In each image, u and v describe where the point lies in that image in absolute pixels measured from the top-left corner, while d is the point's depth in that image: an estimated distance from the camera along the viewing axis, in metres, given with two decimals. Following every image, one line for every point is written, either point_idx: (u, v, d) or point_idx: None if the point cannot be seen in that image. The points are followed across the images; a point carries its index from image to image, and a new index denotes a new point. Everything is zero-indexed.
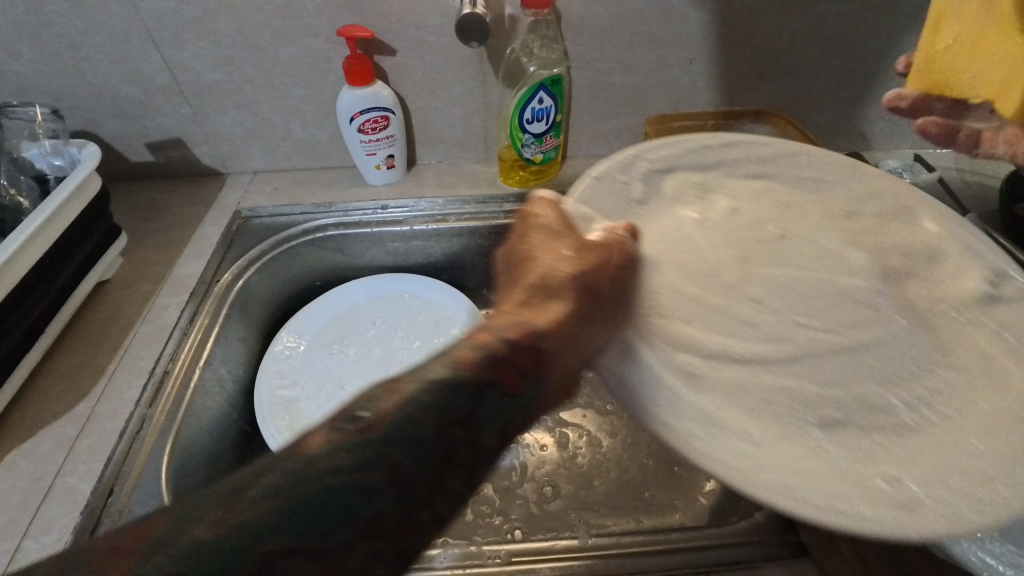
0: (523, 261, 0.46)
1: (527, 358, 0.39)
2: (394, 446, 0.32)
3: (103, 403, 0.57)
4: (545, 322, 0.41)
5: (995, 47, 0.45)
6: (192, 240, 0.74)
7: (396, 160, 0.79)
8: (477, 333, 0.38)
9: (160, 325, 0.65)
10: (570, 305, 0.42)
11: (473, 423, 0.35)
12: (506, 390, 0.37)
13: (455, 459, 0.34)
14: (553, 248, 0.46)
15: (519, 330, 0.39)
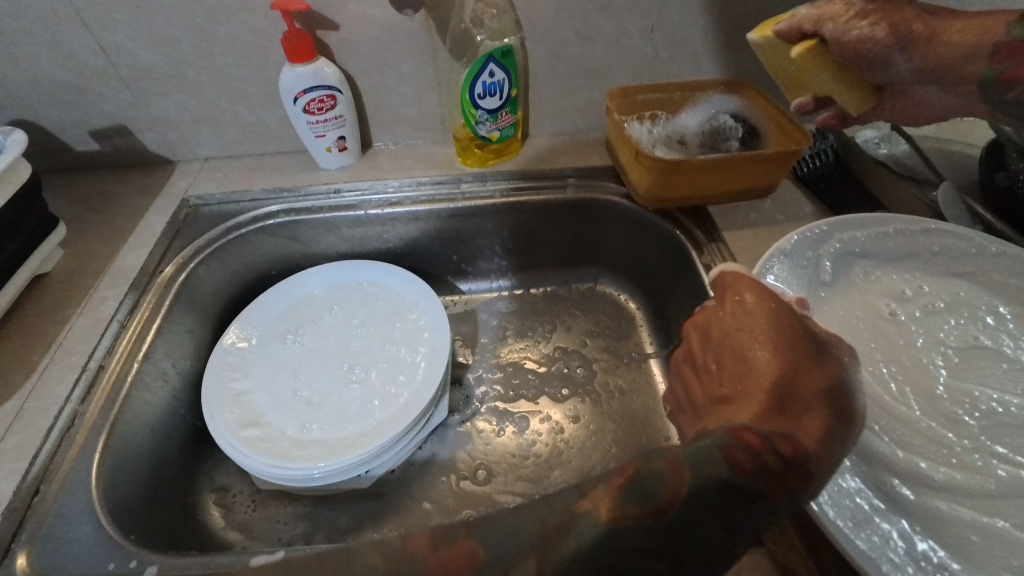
0: (731, 339, 0.43)
1: (794, 469, 0.35)
2: (680, 536, 0.32)
3: (33, 400, 0.55)
4: (809, 427, 0.36)
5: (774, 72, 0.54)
6: (136, 231, 0.72)
7: (348, 142, 0.76)
8: (741, 432, 0.35)
9: (97, 318, 0.62)
10: (813, 398, 0.38)
11: (730, 533, 0.33)
12: (772, 501, 0.34)
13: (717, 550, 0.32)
14: (760, 335, 0.42)
15: (774, 434, 0.36)
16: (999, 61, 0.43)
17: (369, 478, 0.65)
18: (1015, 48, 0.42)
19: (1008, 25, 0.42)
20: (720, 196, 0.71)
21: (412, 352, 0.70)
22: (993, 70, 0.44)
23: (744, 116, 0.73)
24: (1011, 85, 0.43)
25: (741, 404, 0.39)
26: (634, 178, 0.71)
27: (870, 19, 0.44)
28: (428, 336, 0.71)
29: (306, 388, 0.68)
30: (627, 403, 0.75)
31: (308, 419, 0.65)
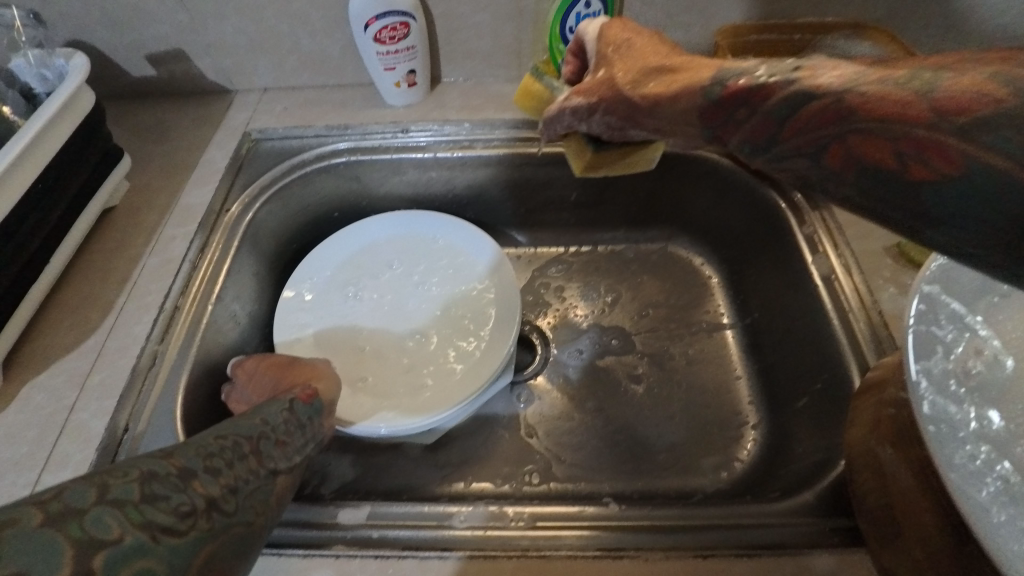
0: (286, 365, 0.55)
1: (304, 390, 0.50)
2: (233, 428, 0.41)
3: (113, 338, 0.55)
4: (316, 371, 0.54)
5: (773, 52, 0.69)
6: (198, 165, 0.69)
7: (417, 77, 0.70)
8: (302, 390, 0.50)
9: (167, 258, 0.61)
10: (323, 366, 0.55)
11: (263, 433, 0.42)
12: (303, 401, 0.48)
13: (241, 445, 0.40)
14: (263, 361, 0.56)
15: (300, 384, 0.51)
16: (708, 121, 0.38)
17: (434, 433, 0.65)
18: (712, 110, 0.37)
19: (704, 86, 0.37)
20: None
21: (478, 317, 0.68)
22: (708, 130, 0.38)
23: None
24: (726, 142, 0.38)
25: (302, 374, 0.53)
26: None
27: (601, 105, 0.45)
28: (496, 306, 0.68)
29: (363, 337, 0.67)
30: (695, 374, 0.72)
31: (363, 372, 0.64)
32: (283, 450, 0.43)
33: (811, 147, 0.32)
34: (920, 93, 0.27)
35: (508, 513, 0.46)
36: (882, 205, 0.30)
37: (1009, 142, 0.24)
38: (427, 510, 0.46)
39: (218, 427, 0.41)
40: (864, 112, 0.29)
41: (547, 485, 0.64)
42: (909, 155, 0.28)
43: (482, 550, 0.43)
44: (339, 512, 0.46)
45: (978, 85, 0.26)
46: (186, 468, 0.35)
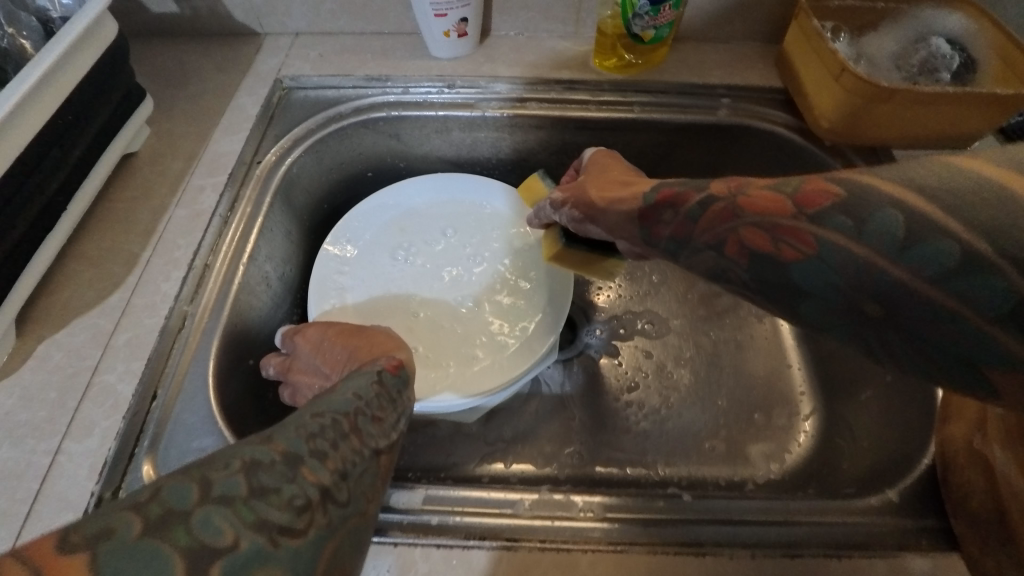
0: (355, 334, 0.50)
1: (388, 360, 0.44)
2: (324, 404, 0.36)
3: (139, 294, 0.50)
4: (391, 343, 0.48)
5: (852, 20, 0.65)
6: (226, 112, 0.63)
7: (469, 26, 0.64)
8: (387, 360, 0.44)
9: (196, 211, 0.55)
10: (398, 338, 0.49)
11: (357, 409, 0.36)
12: (391, 372, 0.42)
13: (338, 424, 0.34)
14: (330, 330, 0.51)
15: (381, 354, 0.45)
16: (643, 221, 0.43)
17: (476, 411, 0.62)
18: (647, 211, 0.42)
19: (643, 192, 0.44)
20: (918, 141, 0.60)
21: (537, 298, 0.64)
22: (643, 229, 0.43)
23: (961, 42, 0.62)
24: (657, 241, 0.42)
25: (378, 344, 0.47)
26: (818, 109, 0.60)
27: (566, 202, 0.52)
28: (549, 283, 0.65)
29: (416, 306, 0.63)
30: (745, 359, 0.69)
31: (414, 341, 0.61)
32: (382, 425, 0.37)
33: (715, 242, 0.38)
34: (783, 196, 0.35)
35: (575, 502, 0.43)
36: (775, 295, 0.35)
37: (845, 224, 0.31)
38: (487, 496, 0.43)
39: (311, 405, 0.35)
40: (749, 208, 0.36)
41: (589, 468, 0.61)
42: (782, 241, 0.34)
43: (552, 542, 0.39)
44: (393, 494, 0.42)
45: (822, 184, 0.34)
46: (292, 452, 0.30)
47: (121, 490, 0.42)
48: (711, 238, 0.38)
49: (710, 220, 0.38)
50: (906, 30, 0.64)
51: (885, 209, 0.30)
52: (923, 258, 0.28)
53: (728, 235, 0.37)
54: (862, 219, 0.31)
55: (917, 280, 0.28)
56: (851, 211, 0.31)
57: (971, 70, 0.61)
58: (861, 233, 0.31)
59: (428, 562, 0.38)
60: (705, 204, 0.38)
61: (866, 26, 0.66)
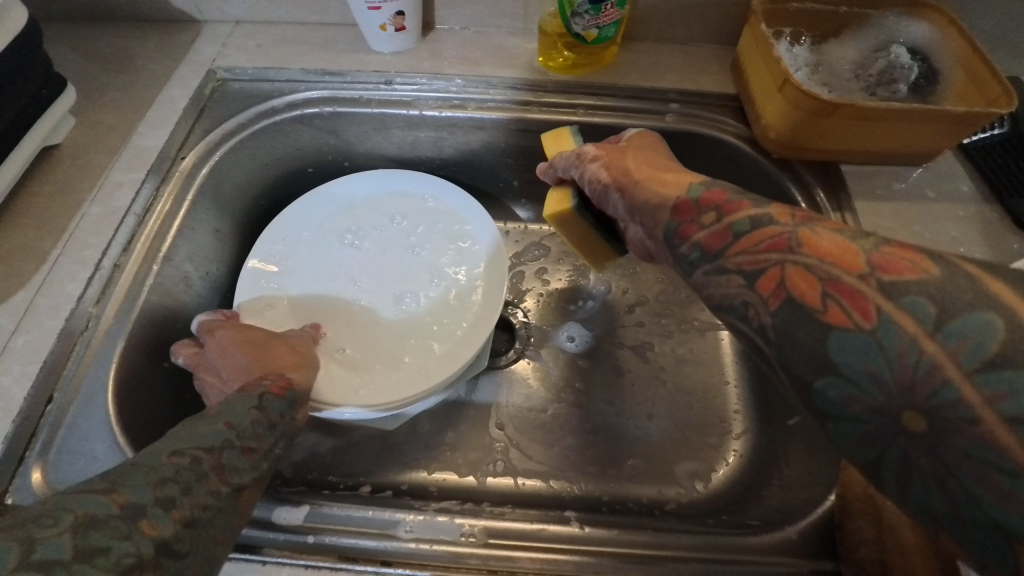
0: (264, 342, 0.49)
1: (278, 382, 0.43)
2: (189, 438, 0.35)
3: (44, 294, 0.49)
4: (293, 364, 0.47)
5: (814, 22, 0.61)
6: (156, 103, 0.61)
7: (407, 20, 0.62)
8: (279, 382, 0.43)
9: (111, 207, 0.54)
10: (302, 360, 0.48)
11: (225, 447, 0.36)
12: (275, 395, 0.42)
13: (196, 465, 0.34)
14: (246, 336, 0.49)
15: (273, 373, 0.45)
16: (678, 215, 0.39)
17: (395, 420, 0.61)
18: (683, 208, 0.39)
19: (691, 184, 0.40)
20: (867, 154, 0.57)
21: (464, 302, 0.61)
22: (673, 222, 0.39)
23: (925, 52, 0.58)
24: (680, 243, 0.38)
25: (283, 363, 0.47)
26: (767, 119, 0.57)
27: (599, 161, 0.47)
28: (483, 284, 0.62)
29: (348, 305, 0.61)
30: (685, 374, 0.67)
31: (342, 341, 0.59)
32: (254, 459, 0.37)
33: (754, 267, 0.33)
34: (860, 249, 0.30)
35: (460, 528, 0.42)
36: (792, 347, 0.31)
37: (925, 310, 0.27)
38: (371, 517, 0.42)
39: (171, 442, 0.35)
40: (808, 247, 0.32)
41: (512, 479, 0.60)
42: (834, 299, 0.30)
43: (426, 568, 0.39)
44: (274, 511, 0.41)
45: (913, 255, 0.29)
46: (134, 504, 0.30)
47: (7, 494, 0.42)
48: (750, 262, 0.34)
49: (751, 243, 0.34)
50: (869, 38, 0.60)
51: (980, 312, 0.26)
52: (1006, 387, 0.25)
53: (770, 264, 0.33)
54: (947, 313, 0.27)
55: (987, 410, 0.25)
56: (936, 297, 0.27)
57: (935, 81, 0.57)
58: (938, 330, 0.27)
59: None
60: (756, 222, 0.35)
61: (829, 30, 0.61)
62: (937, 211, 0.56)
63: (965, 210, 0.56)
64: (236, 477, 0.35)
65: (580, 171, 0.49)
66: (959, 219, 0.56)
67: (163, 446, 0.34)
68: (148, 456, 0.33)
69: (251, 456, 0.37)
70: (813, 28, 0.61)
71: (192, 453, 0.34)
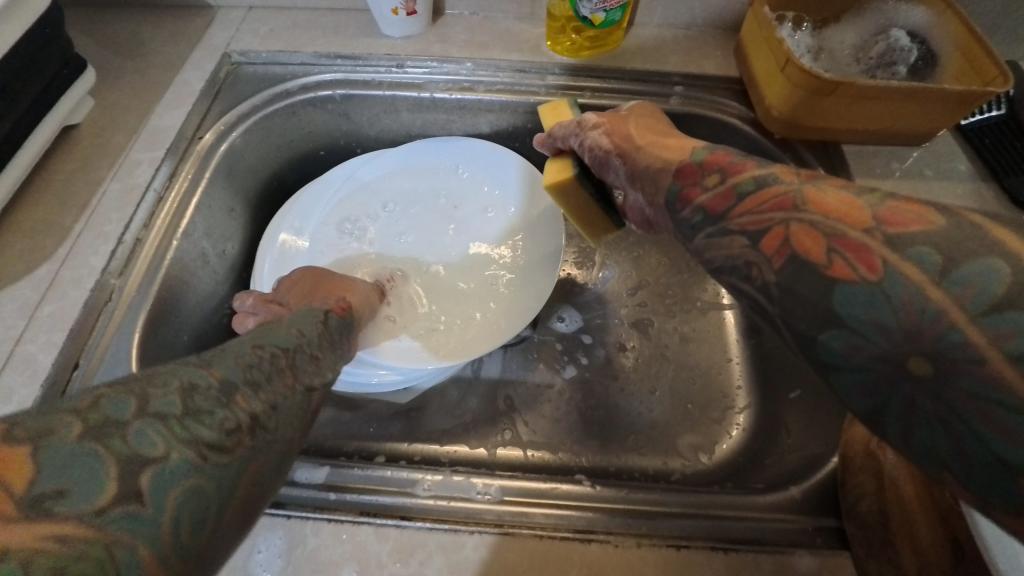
0: (328, 280, 0.53)
1: (338, 304, 0.48)
2: (266, 338, 0.38)
3: (68, 266, 0.51)
4: (352, 297, 0.52)
5: (817, 7, 0.62)
6: (172, 85, 0.63)
7: (418, 4, 0.63)
8: (339, 304, 0.48)
9: (131, 184, 0.56)
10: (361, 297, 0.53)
11: (300, 350, 0.39)
12: (336, 315, 0.47)
13: (276, 359, 0.36)
14: (314, 278, 0.53)
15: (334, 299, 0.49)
16: (680, 178, 0.40)
17: (407, 394, 0.64)
18: (689, 172, 0.40)
19: (692, 149, 0.41)
20: (867, 134, 0.58)
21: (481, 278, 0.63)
22: (676, 184, 0.40)
23: (924, 35, 0.59)
24: (684, 206, 0.39)
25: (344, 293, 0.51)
26: (769, 100, 0.59)
27: (600, 128, 0.48)
28: (513, 280, 0.63)
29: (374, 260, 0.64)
30: (690, 351, 0.68)
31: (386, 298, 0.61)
32: (321, 370, 0.40)
33: (757, 227, 0.34)
34: (864, 205, 0.31)
35: (476, 485, 0.43)
36: (795, 302, 0.32)
37: (930, 259, 0.28)
38: (390, 476, 0.43)
39: (254, 338, 0.38)
40: (814, 205, 0.32)
41: (522, 451, 0.61)
42: (839, 254, 0.30)
43: (445, 522, 0.40)
44: (296, 471, 0.43)
45: (916, 208, 0.30)
46: (226, 382, 0.32)
47: None
48: (750, 219, 0.34)
49: (752, 207, 0.35)
50: (869, 22, 0.62)
51: (987, 257, 0.27)
52: (1010, 327, 0.25)
53: (772, 223, 0.33)
54: (950, 260, 0.28)
55: (993, 349, 0.25)
56: (942, 247, 0.28)
57: (934, 63, 0.58)
58: (945, 277, 0.27)
59: (317, 537, 0.39)
60: (761, 183, 0.35)
61: (830, 15, 0.63)
62: (936, 189, 0.58)
63: (962, 187, 0.58)
64: (306, 377, 0.38)
65: (580, 139, 0.49)
66: (956, 196, 0.57)
67: (243, 341, 0.37)
68: (230, 347, 0.36)
69: (318, 363, 0.40)
70: (815, 13, 0.63)
71: (274, 349, 0.37)
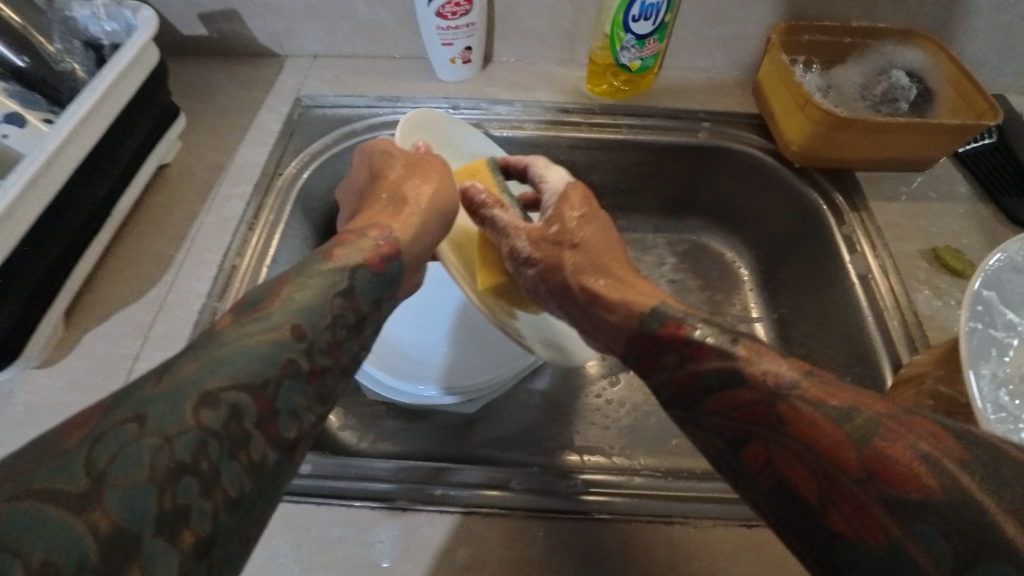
0: (393, 186, 0.50)
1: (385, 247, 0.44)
2: (222, 371, 0.31)
3: (174, 291, 0.56)
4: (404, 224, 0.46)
5: (823, 52, 0.71)
6: (251, 127, 0.69)
7: (472, 54, 0.71)
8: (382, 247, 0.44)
9: (223, 217, 0.61)
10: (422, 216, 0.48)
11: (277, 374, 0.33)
12: (372, 267, 0.42)
13: (225, 432, 0.29)
14: (401, 167, 0.52)
15: (377, 235, 0.45)
16: (637, 348, 0.43)
17: (472, 404, 0.66)
18: (650, 347, 0.42)
19: (642, 315, 0.44)
20: (879, 162, 0.66)
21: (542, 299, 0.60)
22: (635, 353, 0.44)
23: (919, 75, 0.68)
24: (660, 390, 0.41)
25: (400, 218, 0.47)
26: (787, 135, 0.66)
27: (535, 266, 0.51)
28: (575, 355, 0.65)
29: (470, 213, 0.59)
30: None
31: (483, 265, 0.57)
32: (318, 387, 0.35)
33: (738, 433, 0.36)
34: (854, 444, 0.31)
35: (561, 479, 0.47)
36: (794, 526, 0.33)
37: (940, 552, 0.27)
38: (483, 473, 0.47)
39: (202, 378, 0.30)
40: (799, 433, 0.33)
41: (579, 455, 0.67)
42: (835, 505, 0.31)
43: (541, 511, 0.45)
44: (399, 469, 0.47)
45: (910, 462, 0.30)
46: (123, 531, 0.25)
47: None
48: (737, 428, 0.36)
49: (736, 401, 0.36)
50: (871, 63, 0.70)
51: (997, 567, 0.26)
52: None
53: (755, 435, 0.35)
54: (965, 558, 0.27)
55: None
56: (952, 537, 0.27)
57: (930, 99, 0.67)
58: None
59: (433, 527, 0.44)
60: (732, 380, 0.37)
61: (836, 58, 0.71)
62: (942, 209, 0.65)
63: (963, 207, 0.66)
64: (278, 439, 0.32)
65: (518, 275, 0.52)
66: (960, 214, 0.65)
67: (179, 395, 0.29)
68: (148, 413, 0.28)
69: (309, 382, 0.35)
70: (822, 56, 0.71)
71: (242, 384, 0.31)
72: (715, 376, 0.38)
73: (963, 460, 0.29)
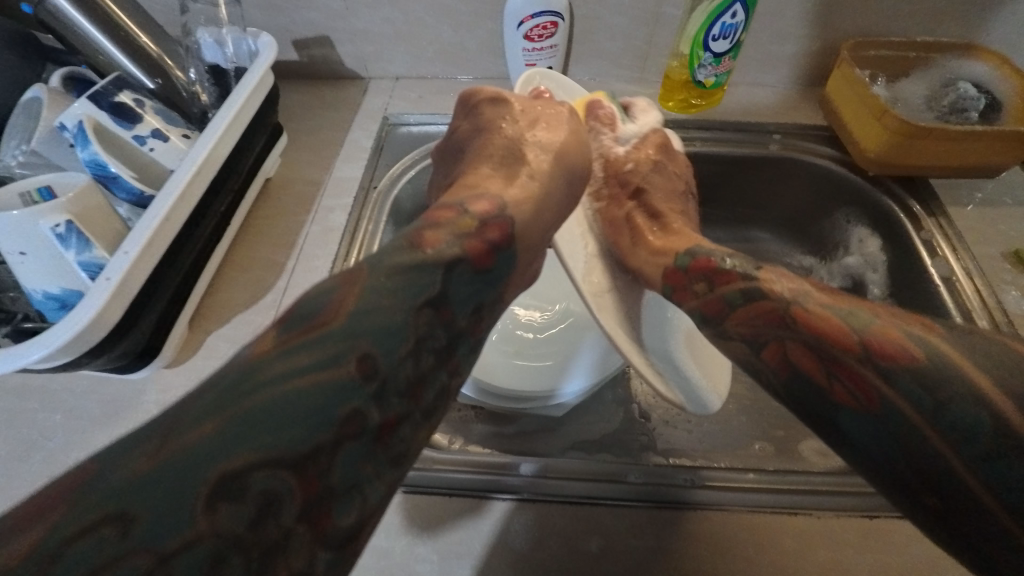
0: (514, 140, 0.49)
1: (492, 230, 0.39)
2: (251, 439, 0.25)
3: (289, 295, 0.59)
4: (513, 200, 0.43)
5: (888, 65, 0.74)
6: (344, 144, 0.73)
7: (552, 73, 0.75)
8: (488, 226, 0.39)
9: (328, 226, 0.65)
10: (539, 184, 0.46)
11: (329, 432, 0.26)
12: (474, 259, 0.36)
13: (254, 527, 0.24)
14: (520, 120, 0.51)
15: (487, 212, 0.41)
16: (671, 282, 0.48)
17: (561, 408, 0.68)
18: (681, 277, 0.47)
19: (678, 255, 0.49)
20: (953, 170, 0.68)
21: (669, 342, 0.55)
22: (668, 287, 0.48)
23: (985, 85, 0.71)
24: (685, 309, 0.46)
25: (518, 186, 0.45)
26: (862, 144, 0.69)
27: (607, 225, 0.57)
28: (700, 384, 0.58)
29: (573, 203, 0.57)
30: None
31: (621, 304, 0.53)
32: (389, 442, 0.29)
33: (754, 337, 0.40)
34: (852, 329, 0.35)
35: (677, 472, 0.49)
36: (802, 409, 0.37)
37: (921, 398, 0.31)
38: (601, 467, 0.49)
39: (228, 452, 0.24)
40: (804, 324, 0.37)
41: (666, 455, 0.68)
42: (838, 379, 0.34)
43: (663, 502, 0.47)
44: (520, 464, 0.49)
45: (899, 339, 0.33)
46: None
47: None
48: (761, 334, 0.39)
49: (760, 313, 0.40)
50: (936, 75, 0.73)
51: (977, 413, 0.29)
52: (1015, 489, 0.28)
53: (773, 338, 0.38)
54: (943, 412, 0.30)
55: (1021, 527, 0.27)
56: (930, 386, 0.31)
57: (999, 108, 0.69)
58: (940, 421, 0.30)
59: (563, 517, 0.46)
60: (752, 295, 0.41)
61: (901, 70, 0.74)
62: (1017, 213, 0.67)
63: None
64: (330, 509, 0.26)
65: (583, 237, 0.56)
66: None
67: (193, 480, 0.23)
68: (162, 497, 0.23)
69: (379, 436, 0.28)
70: (888, 69, 0.74)
71: (274, 462, 0.25)
72: (747, 295, 0.41)
73: (951, 343, 0.33)
